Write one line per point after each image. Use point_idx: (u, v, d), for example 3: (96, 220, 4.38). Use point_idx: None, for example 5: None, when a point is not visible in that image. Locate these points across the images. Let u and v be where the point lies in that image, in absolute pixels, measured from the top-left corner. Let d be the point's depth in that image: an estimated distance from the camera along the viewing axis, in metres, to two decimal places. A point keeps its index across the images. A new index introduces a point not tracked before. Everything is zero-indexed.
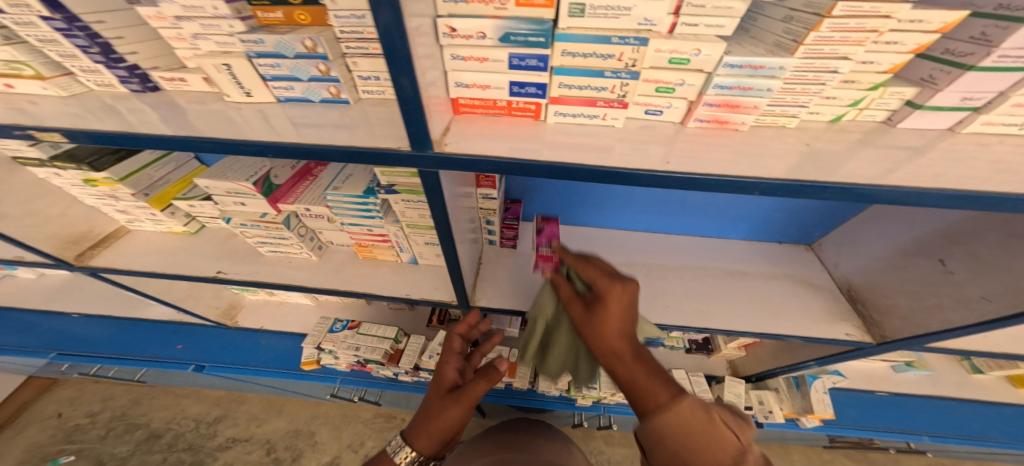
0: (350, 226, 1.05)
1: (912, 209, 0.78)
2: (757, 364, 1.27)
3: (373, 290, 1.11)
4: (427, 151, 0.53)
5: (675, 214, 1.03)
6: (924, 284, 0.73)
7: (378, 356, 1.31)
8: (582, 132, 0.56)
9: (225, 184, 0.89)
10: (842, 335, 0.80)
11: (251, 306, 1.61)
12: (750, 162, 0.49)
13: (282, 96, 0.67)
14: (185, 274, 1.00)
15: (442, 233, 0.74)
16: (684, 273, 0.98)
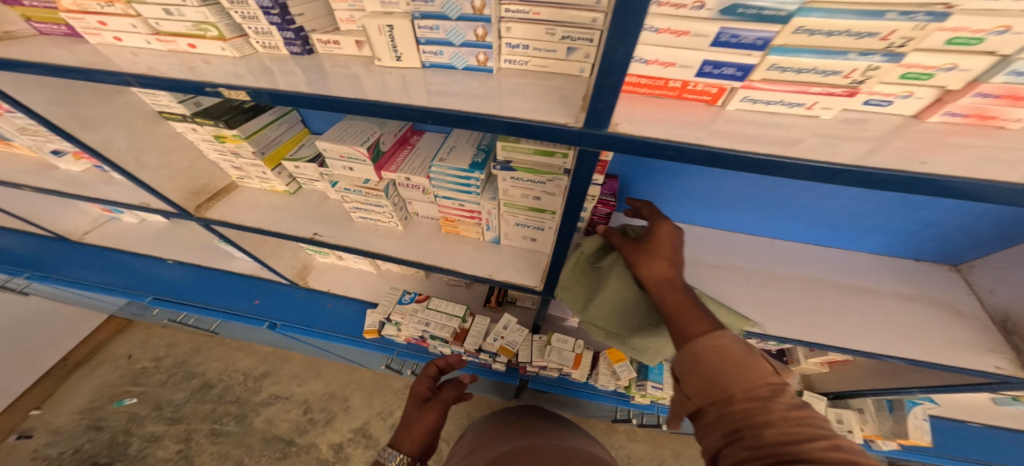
0: (442, 200, 1.05)
1: None
2: (842, 383, 1.21)
3: (453, 266, 1.11)
4: (603, 130, 0.49)
5: (801, 220, 0.96)
6: None
7: (447, 334, 1.34)
8: (777, 120, 0.51)
9: (343, 148, 0.93)
10: (989, 368, 0.73)
11: (319, 268, 1.66)
12: (1007, 167, 0.42)
13: (428, 61, 0.69)
14: (287, 233, 1.05)
15: (566, 215, 0.72)
16: (800, 281, 0.93)
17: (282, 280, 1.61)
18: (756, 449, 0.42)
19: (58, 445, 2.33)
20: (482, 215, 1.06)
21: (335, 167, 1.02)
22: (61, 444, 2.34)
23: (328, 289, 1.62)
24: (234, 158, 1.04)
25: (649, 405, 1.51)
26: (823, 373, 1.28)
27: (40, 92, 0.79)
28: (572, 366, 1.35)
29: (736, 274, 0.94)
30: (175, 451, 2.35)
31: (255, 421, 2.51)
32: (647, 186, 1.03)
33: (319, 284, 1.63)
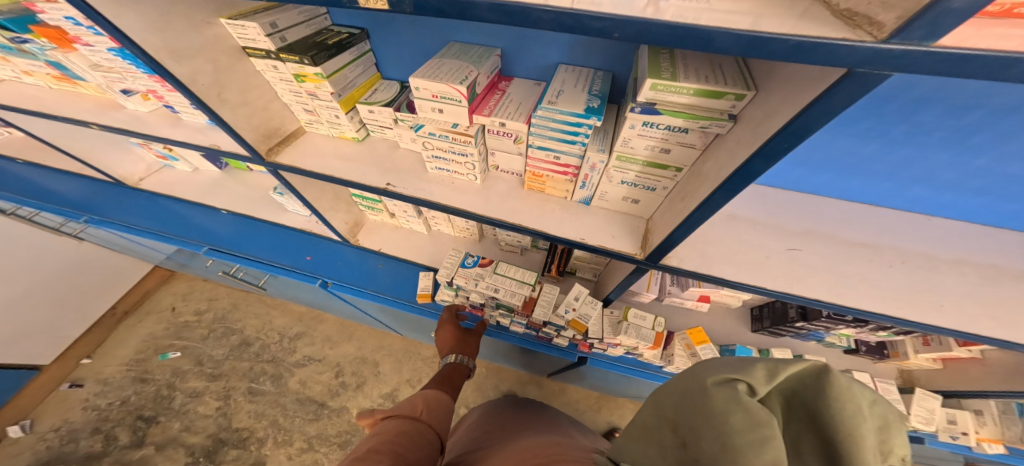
0: (536, 151, 0.92)
1: None
2: (952, 381, 1.14)
3: (540, 227, 0.99)
4: (924, 44, 0.34)
5: (974, 194, 0.88)
6: None
7: (519, 302, 1.22)
8: None
9: (437, 86, 0.77)
10: None
11: (371, 226, 1.57)
12: None
13: None
14: (360, 183, 0.95)
15: (744, 176, 0.58)
16: (968, 268, 0.83)
17: (334, 237, 1.52)
18: None
19: (107, 395, 2.39)
20: (582, 170, 0.93)
21: (422, 109, 0.87)
22: (110, 395, 2.40)
23: (379, 248, 1.53)
24: (308, 100, 0.92)
25: None
26: (926, 368, 1.19)
27: (135, 13, 0.64)
28: (652, 345, 1.26)
29: (888, 254, 0.87)
30: (215, 407, 2.41)
31: (291, 381, 2.54)
32: (793, 154, 0.96)
33: (369, 242, 1.54)
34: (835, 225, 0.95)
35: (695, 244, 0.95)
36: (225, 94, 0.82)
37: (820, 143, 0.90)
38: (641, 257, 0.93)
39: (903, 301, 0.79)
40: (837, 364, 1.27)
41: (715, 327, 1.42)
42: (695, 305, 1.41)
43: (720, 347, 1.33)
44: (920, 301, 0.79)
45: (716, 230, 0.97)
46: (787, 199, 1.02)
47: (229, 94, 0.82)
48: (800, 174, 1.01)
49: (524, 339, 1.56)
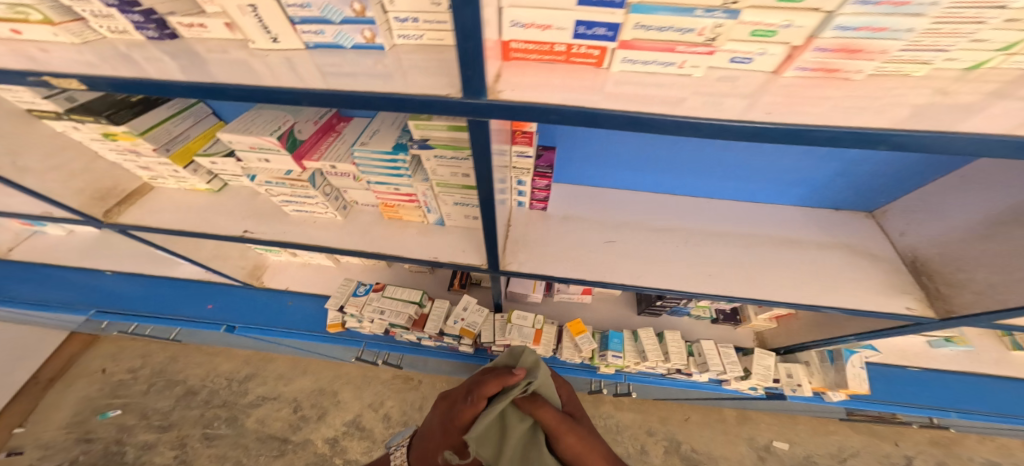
0: (377, 185, 1.02)
1: (1011, 177, 0.75)
2: (789, 338, 1.36)
3: (400, 252, 1.09)
4: (481, 99, 0.50)
5: (734, 179, 1.10)
6: (1015, 255, 0.70)
7: (403, 320, 1.31)
8: (659, 81, 0.54)
9: (249, 139, 0.87)
10: (902, 309, 0.85)
11: (275, 266, 1.63)
12: (867, 111, 0.46)
13: (311, 42, 0.64)
14: (215, 233, 1.04)
15: (485, 187, 0.74)
16: (733, 239, 1.06)
17: (233, 282, 1.55)
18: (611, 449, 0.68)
19: (52, 458, 2.35)
20: (418, 198, 1.04)
21: (250, 160, 0.96)
22: (54, 458, 2.35)
23: (287, 286, 1.57)
24: (134, 157, 1.04)
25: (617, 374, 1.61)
26: (773, 330, 1.43)
27: None
28: (533, 343, 1.39)
29: (677, 235, 1.09)
30: (172, 456, 2.40)
31: (247, 422, 2.55)
32: (594, 160, 1.16)
33: (274, 282, 1.59)
34: (638, 215, 1.16)
35: (530, 249, 1.09)
36: (22, 161, 0.94)
37: (609, 147, 1.10)
38: (483, 266, 1.06)
39: (683, 276, 0.99)
40: (705, 337, 1.48)
41: (605, 315, 1.58)
42: (581, 298, 1.56)
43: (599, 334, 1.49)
44: (695, 273, 0.99)
45: (534, 230, 1.15)
46: (607, 196, 1.23)
47: (29, 162, 0.95)
48: (610, 175, 1.21)
49: (439, 351, 1.67)
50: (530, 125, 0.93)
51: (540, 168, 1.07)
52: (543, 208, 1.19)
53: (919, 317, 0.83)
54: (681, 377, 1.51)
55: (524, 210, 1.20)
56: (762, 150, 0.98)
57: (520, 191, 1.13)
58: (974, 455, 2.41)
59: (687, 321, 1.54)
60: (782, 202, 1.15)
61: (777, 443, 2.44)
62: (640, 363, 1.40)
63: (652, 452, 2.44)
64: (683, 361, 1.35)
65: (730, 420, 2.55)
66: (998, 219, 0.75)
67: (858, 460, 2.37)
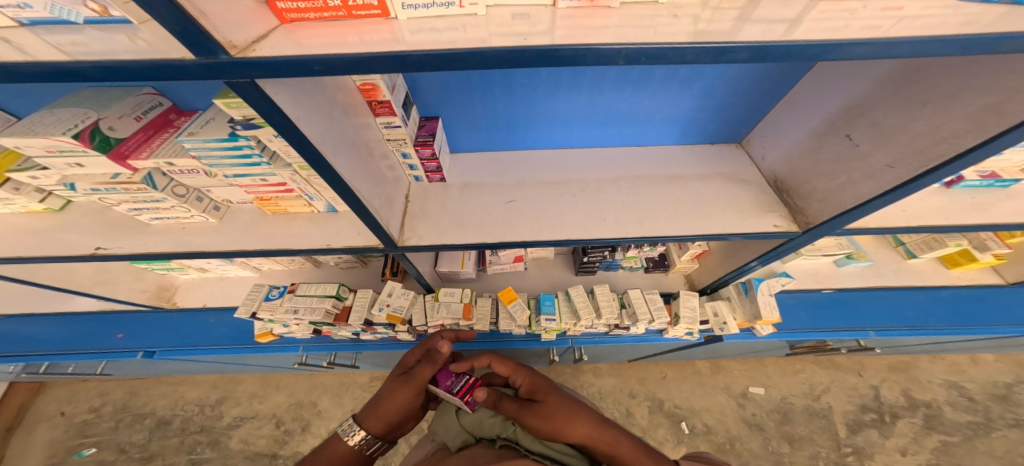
0: (238, 179, 0.91)
1: (822, 92, 0.92)
2: (708, 275, 1.47)
3: (288, 245, 1.00)
4: (222, 57, 0.47)
5: (616, 126, 1.20)
6: (840, 160, 0.86)
7: (319, 316, 1.24)
8: (447, 24, 0.60)
9: (37, 141, 0.71)
10: (771, 226, 0.98)
11: (188, 285, 1.52)
12: (623, 35, 0.53)
13: (23, 18, 0.54)
14: (59, 255, 0.90)
15: (314, 164, 0.70)
16: (622, 183, 1.18)
17: (142, 307, 1.45)
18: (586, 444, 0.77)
19: None
20: (293, 186, 0.95)
21: (59, 166, 0.80)
22: None
23: (203, 304, 1.48)
24: None
25: (562, 339, 1.67)
26: (698, 270, 1.54)
27: None
28: (465, 318, 1.40)
29: (568, 187, 1.18)
30: None
31: (230, 443, 2.50)
32: (484, 128, 1.21)
33: (189, 301, 1.49)
34: (536, 172, 1.24)
35: (429, 220, 1.10)
36: None
37: (496, 109, 1.13)
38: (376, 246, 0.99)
39: (577, 224, 1.07)
40: (639, 285, 1.60)
41: (545, 280, 1.66)
42: (514, 266, 1.62)
43: (533, 299, 1.55)
44: (595, 223, 1.07)
45: (429, 202, 1.15)
46: (507, 158, 1.29)
47: None
48: (508, 139, 1.26)
49: (385, 344, 1.64)
50: (382, 94, 0.87)
51: (422, 136, 1.07)
52: (442, 178, 1.19)
53: (786, 232, 0.96)
54: (622, 333, 1.59)
55: (422, 183, 1.21)
56: (624, 94, 1.07)
57: (410, 164, 1.12)
58: (932, 376, 2.50)
59: (623, 273, 1.64)
60: (665, 140, 1.26)
61: (752, 389, 2.50)
62: (577, 323, 1.49)
63: (637, 414, 2.45)
64: (613, 315, 1.43)
65: (704, 372, 2.59)
66: (817, 132, 0.94)
67: (830, 396, 2.44)
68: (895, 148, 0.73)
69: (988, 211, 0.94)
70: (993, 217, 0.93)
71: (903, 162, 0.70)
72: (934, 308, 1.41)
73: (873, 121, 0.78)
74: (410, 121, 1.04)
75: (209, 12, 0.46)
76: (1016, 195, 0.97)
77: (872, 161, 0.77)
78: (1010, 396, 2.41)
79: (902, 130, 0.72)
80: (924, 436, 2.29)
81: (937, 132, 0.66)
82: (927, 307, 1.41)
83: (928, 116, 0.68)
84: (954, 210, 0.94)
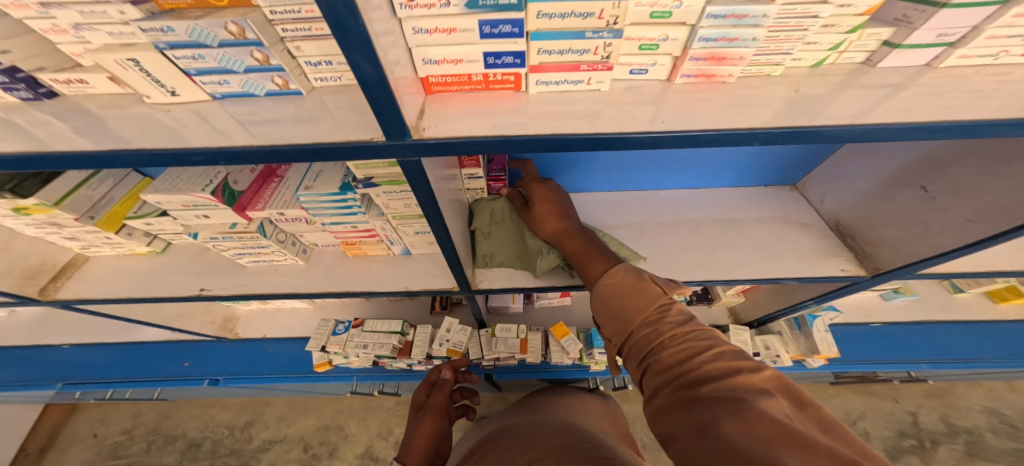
0: (333, 226, 0.93)
1: (883, 145, 0.96)
2: (757, 311, 1.50)
3: (371, 287, 1.04)
4: (406, 139, 0.52)
5: (671, 170, 1.27)
6: (912, 211, 0.90)
7: (388, 351, 1.28)
8: (571, 96, 0.65)
9: (181, 197, 0.76)
10: (838, 271, 1.01)
11: (248, 316, 1.54)
12: (744, 113, 0.58)
13: (216, 92, 0.59)
14: (166, 296, 0.96)
15: (432, 217, 0.75)
16: (679, 226, 1.23)
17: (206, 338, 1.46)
18: (660, 370, 0.51)
19: None
20: (378, 232, 0.98)
21: (187, 218, 0.87)
22: None
23: (263, 335, 1.51)
24: (58, 229, 0.88)
25: (608, 369, 1.68)
26: (744, 303, 1.56)
27: None
28: (521, 352, 1.44)
29: (627, 231, 1.22)
30: None
31: None
32: (548, 170, 1.27)
33: (250, 333, 1.51)
34: (594, 212, 1.30)
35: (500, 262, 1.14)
36: None
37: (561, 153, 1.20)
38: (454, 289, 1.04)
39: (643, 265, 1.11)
40: None
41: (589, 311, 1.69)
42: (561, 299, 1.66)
43: (583, 333, 1.59)
44: (660, 265, 1.11)
45: None
46: None
47: None
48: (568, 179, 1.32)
49: None
50: None
51: (494, 171, 1.07)
52: None
53: (853, 277, 0.99)
54: None
55: None
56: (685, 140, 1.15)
57: None
58: (970, 403, 2.45)
59: None
60: (719, 183, 1.31)
61: None
62: None
63: None
64: None
65: None
66: (885, 181, 0.98)
67: (866, 421, 2.38)
68: (974, 203, 0.77)
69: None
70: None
71: (986, 217, 0.75)
72: (992, 342, 1.39)
73: (951, 176, 0.82)
74: (488, 168, 1.07)
75: (402, 98, 0.52)
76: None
77: (951, 214, 0.81)
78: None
79: (981, 187, 0.76)
80: (969, 463, 2.24)
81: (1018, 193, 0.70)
82: (979, 340, 1.39)
83: (1007, 177, 0.72)
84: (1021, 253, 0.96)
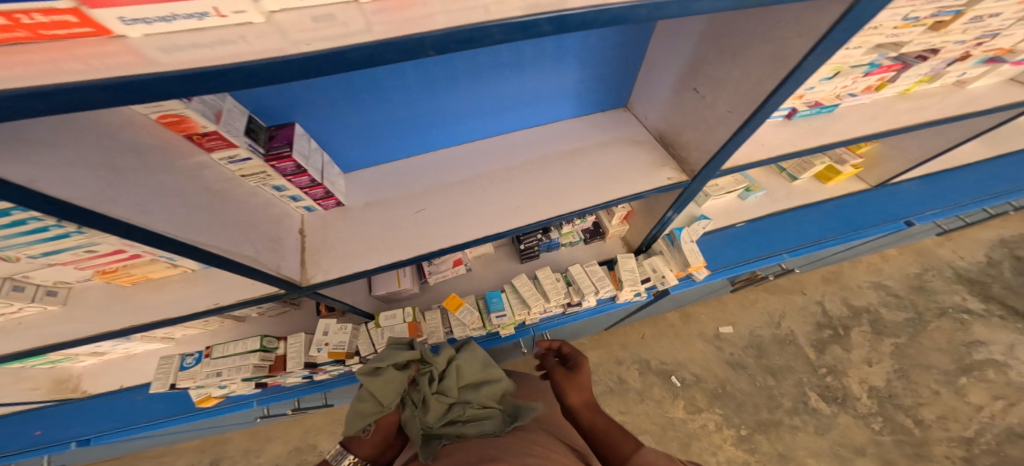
0: (53, 255, 0.74)
1: (661, 49, 0.90)
2: (639, 235, 1.47)
3: (160, 316, 0.87)
4: None
5: (507, 111, 1.17)
6: (692, 114, 0.86)
7: (246, 373, 1.18)
8: (213, 41, 0.44)
9: None
10: (665, 180, 0.99)
11: (93, 371, 1.39)
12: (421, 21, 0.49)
13: None
14: None
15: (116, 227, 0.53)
16: (528, 165, 1.16)
17: (49, 402, 1.35)
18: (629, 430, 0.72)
19: None
20: (135, 251, 0.79)
21: None
22: None
23: (120, 385, 1.37)
24: None
25: (521, 330, 1.63)
26: (630, 232, 1.54)
27: None
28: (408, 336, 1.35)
29: (477, 184, 1.14)
30: None
31: None
32: (373, 143, 1.14)
33: (99, 388, 1.37)
34: (438, 172, 1.20)
35: (332, 250, 1.04)
36: None
37: (374, 115, 1.05)
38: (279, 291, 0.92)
39: (489, 220, 1.05)
40: (580, 259, 1.57)
41: (490, 276, 1.62)
42: (455, 270, 1.56)
43: (480, 299, 1.52)
44: (502, 214, 1.06)
45: (332, 231, 1.08)
46: (405, 165, 1.23)
47: None
48: (403, 144, 1.20)
49: (342, 378, 1.58)
50: (202, 125, 0.69)
51: (274, 147, 0.87)
52: (338, 202, 1.10)
53: (678, 183, 0.97)
54: (573, 312, 1.58)
55: (318, 213, 1.11)
56: (504, 77, 1.05)
57: (292, 196, 1.00)
58: (859, 280, 2.63)
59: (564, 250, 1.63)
60: (562, 116, 1.24)
61: (723, 329, 2.53)
62: (528, 312, 1.48)
63: (629, 379, 2.43)
64: (560, 296, 1.43)
65: (677, 323, 2.61)
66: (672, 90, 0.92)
67: (788, 320, 2.51)
68: (729, 94, 0.74)
69: (824, 134, 0.98)
70: (829, 137, 0.99)
71: (739, 107, 0.72)
72: (830, 220, 1.44)
73: (709, 73, 0.77)
74: (264, 146, 0.86)
75: None
76: (839, 118, 1.03)
77: (716, 109, 0.77)
78: (925, 286, 2.57)
79: (730, 77, 0.72)
80: (878, 342, 2.39)
81: (754, 76, 0.67)
82: (821, 221, 1.44)
83: (742, 63, 0.68)
84: (797, 138, 0.97)
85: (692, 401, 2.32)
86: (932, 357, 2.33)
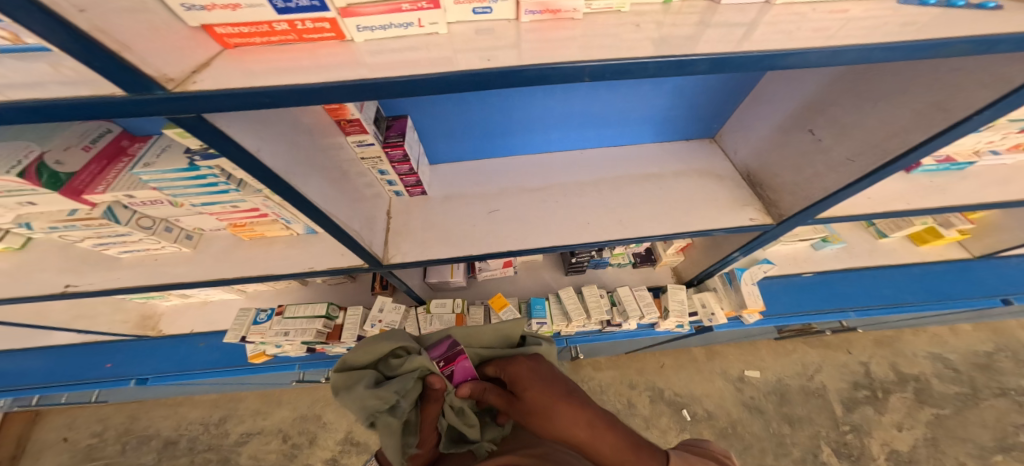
0: (207, 207, 0.81)
1: (782, 91, 1.00)
2: (695, 269, 1.50)
3: (263, 272, 0.92)
4: (159, 94, 0.38)
5: (593, 127, 1.22)
6: (804, 154, 0.94)
7: (311, 337, 1.24)
8: (405, 47, 0.50)
9: None
10: (747, 220, 1.02)
11: (170, 312, 1.49)
12: (599, 47, 0.51)
13: None
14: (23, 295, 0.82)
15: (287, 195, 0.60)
16: (602, 185, 1.18)
17: (125, 336, 1.44)
18: None
19: None
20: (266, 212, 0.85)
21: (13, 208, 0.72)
22: None
23: (190, 330, 1.46)
24: None
25: (556, 339, 1.65)
26: (684, 263, 1.57)
27: None
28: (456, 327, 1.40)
29: (552, 193, 1.18)
30: None
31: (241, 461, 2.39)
32: (460, 140, 1.21)
33: (173, 329, 1.46)
34: (512, 176, 1.25)
35: (414, 236, 1.08)
36: None
37: (477, 117, 1.12)
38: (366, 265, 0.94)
39: (563, 230, 1.07)
40: (627, 281, 1.60)
41: (535, 283, 1.66)
42: (504, 271, 1.62)
43: (525, 302, 1.56)
44: (573, 225, 1.08)
45: (414, 217, 1.13)
46: (490, 164, 1.29)
47: None
48: (489, 147, 1.26)
49: None
50: (351, 113, 0.79)
51: (391, 137, 0.95)
52: (423, 192, 1.17)
53: (760, 225, 1.01)
54: (614, 332, 1.59)
55: (404, 199, 1.18)
56: (597, 95, 1.10)
57: (389, 181, 1.08)
58: (915, 350, 2.57)
59: (612, 270, 1.67)
60: (641, 139, 1.29)
61: (748, 372, 2.51)
62: (569, 324, 1.49)
63: (641, 403, 2.43)
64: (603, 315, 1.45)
65: (700, 357, 2.60)
66: (784, 127, 1.00)
67: (822, 374, 2.49)
68: (853, 144, 0.81)
69: (939, 195, 1.01)
70: (948, 200, 1.00)
71: (863, 156, 0.79)
72: (914, 284, 1.46)
73: (834, 118, 0.86)
74: (383, 135, 0.94)
75: (133, 37, 0.36)
76: (970, 176, 1.06)
77: (834, 154, 0.85)
78: (991, 365, 2.50)
79: (862, 127, 0.80)
80: (917, 410, 2.36)
81: (889, 127, 0.74)
82: (903, 283, 1.45)
83: (881, 112, 0.76)
84: (912, 195, 1.00)
85: (699, 436, 2.31)
86: (975, 432, 2.27)
